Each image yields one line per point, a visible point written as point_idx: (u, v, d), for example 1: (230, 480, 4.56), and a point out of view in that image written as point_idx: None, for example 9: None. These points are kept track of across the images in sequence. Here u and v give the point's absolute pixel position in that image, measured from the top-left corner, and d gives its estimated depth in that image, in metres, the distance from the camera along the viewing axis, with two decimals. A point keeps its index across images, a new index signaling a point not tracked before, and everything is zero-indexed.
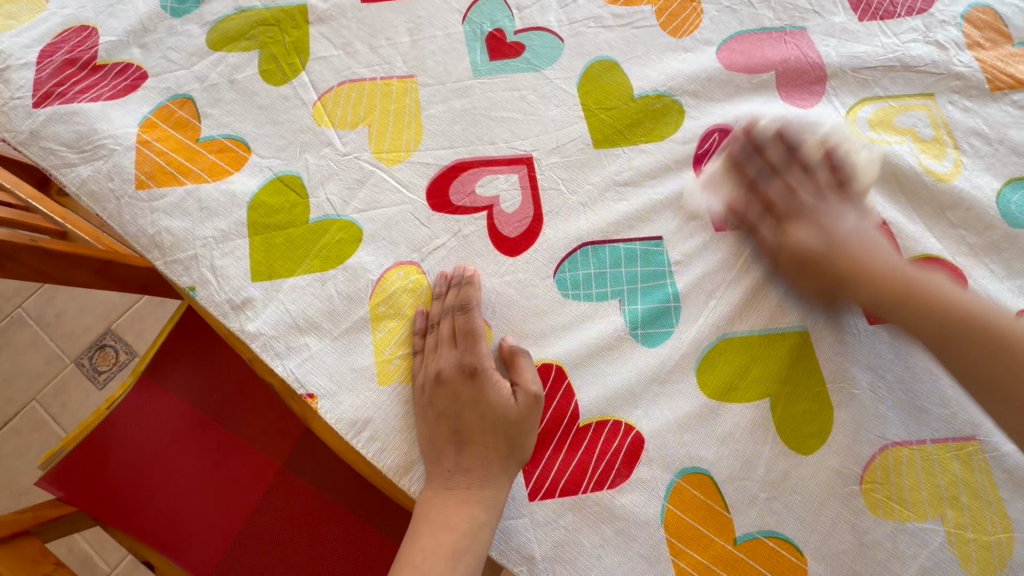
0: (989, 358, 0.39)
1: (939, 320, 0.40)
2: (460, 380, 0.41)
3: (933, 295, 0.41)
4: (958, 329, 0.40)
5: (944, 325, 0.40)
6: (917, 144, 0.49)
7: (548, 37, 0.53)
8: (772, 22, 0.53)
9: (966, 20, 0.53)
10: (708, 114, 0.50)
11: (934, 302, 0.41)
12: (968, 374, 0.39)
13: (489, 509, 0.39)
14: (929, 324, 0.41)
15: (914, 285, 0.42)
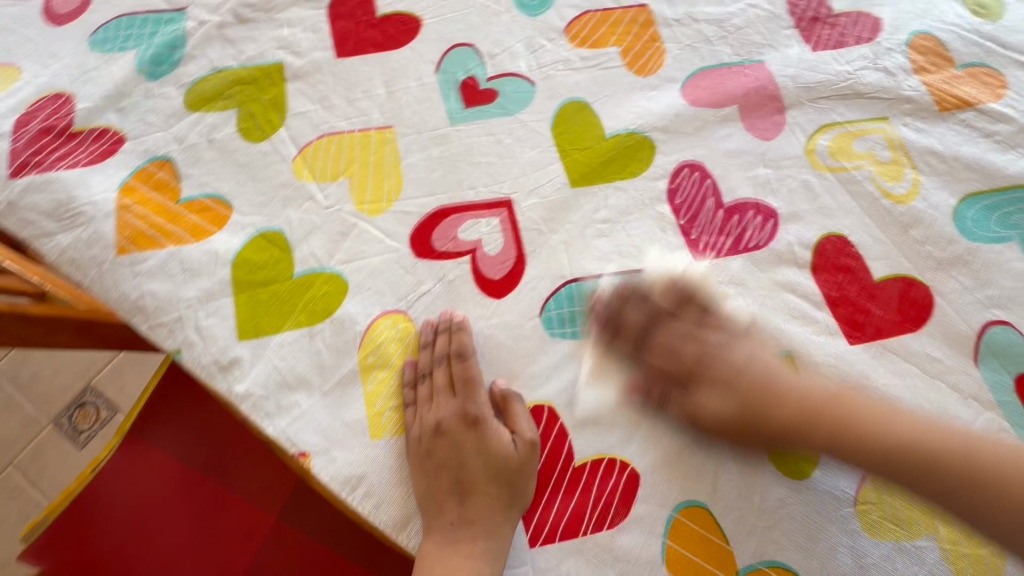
0: (973, 487, 0.34)
1: (903, 475, 0.36)
2: (461, 430, 0.42)
3: (865, 416, 0.38)
4: (904, 465, 0.36)
5: (912, 443, 0.36)
6: (876, 167, 0.52)
7: (520, 83, 0.55)
8: (731, 58, 0.56)
9: (910, 47, 0.57)
10: (678, 149, 0.52)
11: (893, 433, 0.37)
12: (971, 494, 0.34)
13: (493, 561, 0.38)
14: (870, 416, 0.38)
15: (848, 404, 0.38)
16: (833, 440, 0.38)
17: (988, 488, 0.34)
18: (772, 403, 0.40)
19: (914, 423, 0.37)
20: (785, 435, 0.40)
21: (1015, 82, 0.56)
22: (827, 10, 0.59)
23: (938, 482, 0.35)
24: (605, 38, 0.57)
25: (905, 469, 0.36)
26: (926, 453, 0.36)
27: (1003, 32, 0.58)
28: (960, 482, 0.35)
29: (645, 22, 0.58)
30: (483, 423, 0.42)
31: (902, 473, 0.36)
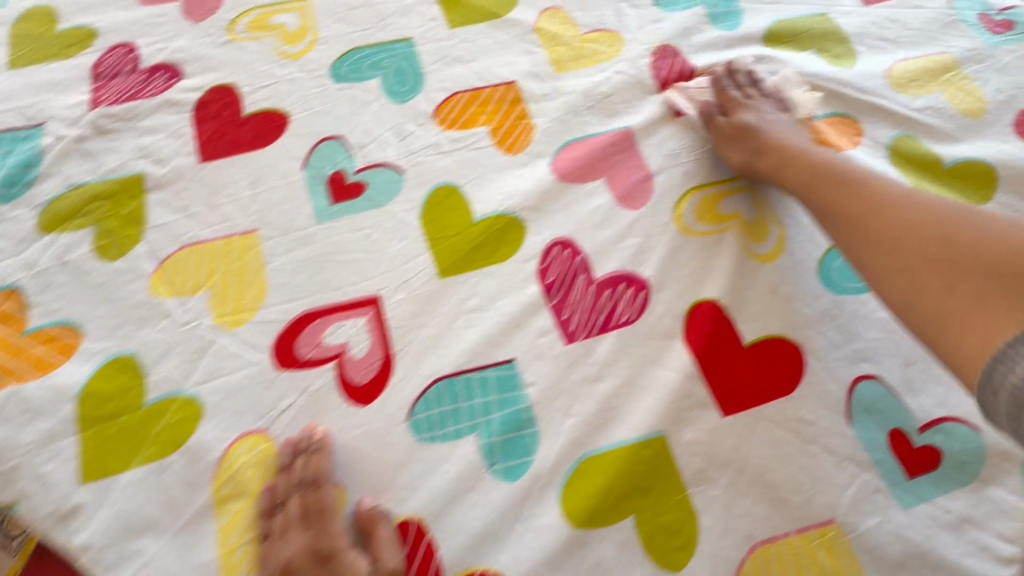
0: (979, 259, 0.41)
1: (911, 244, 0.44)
2: (314, 565, 0.40)
3: (932, 223, 0.44)
4: (912, 224, 0.44)
5: (926, 236, 0.44)
6: (741, 227, 0.53)
7: (388, 172, 0.54)
8: (598, 128, 0.57)
9: (767, 104, 0.59)
10: (548, 226, 0.52)
11: (926, 207, 0.45)
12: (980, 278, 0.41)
13: None
14: (906, 202, 0.46)
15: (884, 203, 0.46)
16: (881, 268, 0.44)
17: (986, 318, 0.39)
18: (835, 222, 0.48)
19: (960, 213, 0.44)
20: (833, 220, 0.48)
21: (870, 129, 0.58)
22: (689, 74, 0.61)
23: (934, 304, 0.42)
24: (474, 118, 0.57)
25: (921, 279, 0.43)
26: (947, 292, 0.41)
27: (859, 79, 0.60)
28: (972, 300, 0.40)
29: (513, 99, 0.59)
30: (340, 553, 0.40)
31: (894, 285, 0.44)
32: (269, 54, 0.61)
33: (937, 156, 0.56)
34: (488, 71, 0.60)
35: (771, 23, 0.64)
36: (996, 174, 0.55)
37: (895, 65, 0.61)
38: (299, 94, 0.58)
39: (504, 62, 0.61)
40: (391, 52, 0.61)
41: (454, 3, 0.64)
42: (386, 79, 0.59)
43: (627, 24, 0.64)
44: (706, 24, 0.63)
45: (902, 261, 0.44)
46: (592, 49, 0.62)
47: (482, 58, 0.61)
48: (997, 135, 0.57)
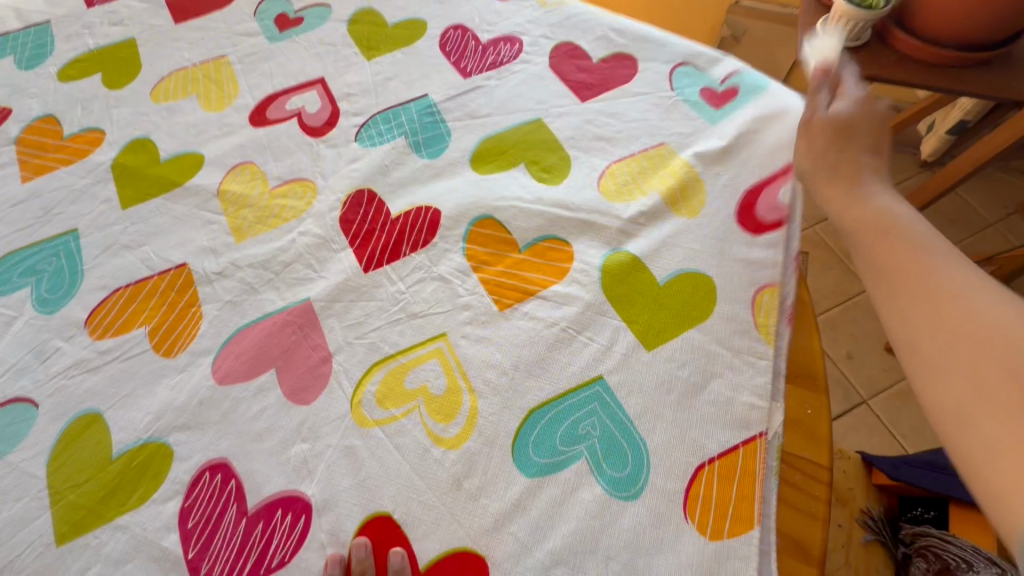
0: (946, 329, 0.35)
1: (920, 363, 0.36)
2: None
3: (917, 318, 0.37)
4: (908, 281, 0.38)
5: (967, 345, 0.34)
6: (428, 404, 0.45)
7: (19, 408, 0.46)
8: (275, 305, 0.50)
9: (468, 241, 0.53)
10: (200, 447, 0.44)
11: (873, 217, 0.43)
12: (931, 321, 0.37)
13: None
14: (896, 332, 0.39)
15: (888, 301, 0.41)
16: (902, 317, 0.38)
17: (948, 361, 0.34)
18: (862, 222, 0.43)
19: (893, 224, 0.42)
20: (891, 282, 0.39)
21: (581, 250, 0.52)
22: (385, 216, 0.55)
23: (956, 308, 0.36)
24: (133, 318, 0.50)
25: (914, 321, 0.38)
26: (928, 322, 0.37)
27: (569, 192, 0.55)
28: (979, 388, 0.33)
29: (183, 284, 0.52)
30: None
31: (932, 335, 0.36)
32: None
33: (651, 272, 0.51)
34: (158, 255, 0.54)
35: (480, 139, 0.60)
36: (715, 283, 0.50)
37: (607, 168, 0.57)
38: None
39: (179, 241, 0.55)
40: (50, 250, 0.54)
41: (132, 178, 0.59)
42: (37, 285, 0.52)
43: (322, 170, 0.58)
44: (409, 152, 0.59)
45: (948, 378, 0.34)
46: (280, 205, 0.56)
47: (155, 240, 0.55)
48: (717, 233, 0.52)
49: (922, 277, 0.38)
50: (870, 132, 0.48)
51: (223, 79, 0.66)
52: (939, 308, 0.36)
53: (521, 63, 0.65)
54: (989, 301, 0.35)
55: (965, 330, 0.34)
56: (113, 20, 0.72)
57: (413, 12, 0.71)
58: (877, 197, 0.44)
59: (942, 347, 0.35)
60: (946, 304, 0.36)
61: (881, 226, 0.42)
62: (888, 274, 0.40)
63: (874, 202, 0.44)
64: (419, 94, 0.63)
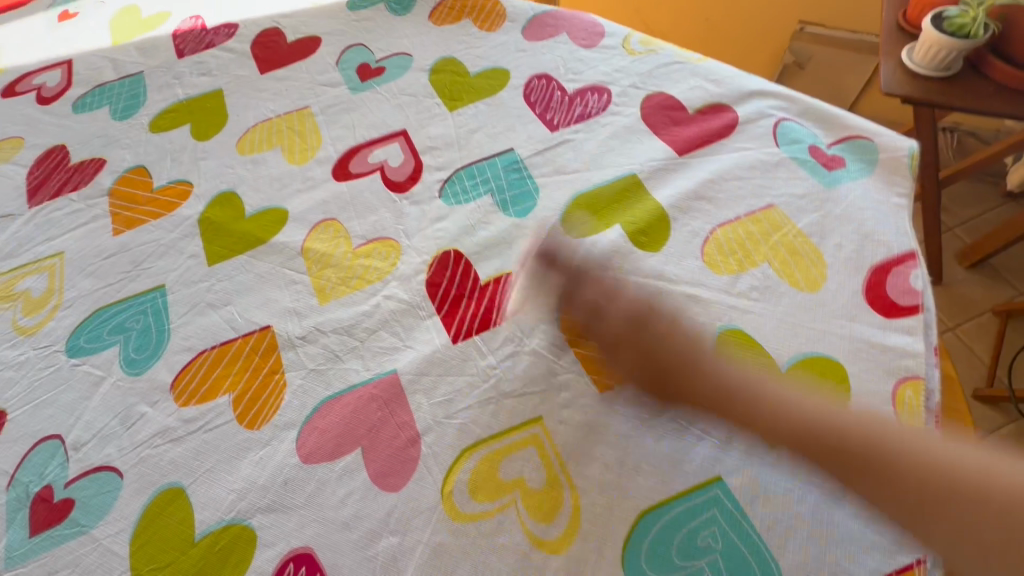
0: (854, 473, 0.40)
1: (749, 403, 0.43)
2: None
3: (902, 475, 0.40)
4: (847, 458, 0.41)
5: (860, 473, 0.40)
6: (525, 499, 0.42)
7: (104, 477, 0.45)
8: (360, 375, 0.48)
9: (563, 312, 0.49)
10: (283, 534, 0.42)
11: (796, 432, 0.42)
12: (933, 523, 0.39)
13: None
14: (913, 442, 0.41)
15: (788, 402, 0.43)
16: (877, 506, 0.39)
17: (922, 529, 0.38)
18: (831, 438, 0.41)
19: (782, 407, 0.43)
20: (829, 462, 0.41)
21: (688, 326, 0.48)
22: (473, 281, 0.52)
23: (854, 480, 0.40)
24: (217, 384, 0.49)
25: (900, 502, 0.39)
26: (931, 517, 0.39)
27: (669, 260, 0.51)
28: (812, 451, 0.41)
29: (266, 348, 0.50)
30: None
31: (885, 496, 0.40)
32: (4, 331, 0.54)
33: (771, 355, 0.45)
34: (242, 316, 0.52)
35: (570, 198, 0.56)
36: (846, 370, 0.44)
37: (712, 233, 0.52)
38: (23, 382, 0.51)
39: (262, 301, 0.53)
40: (139, 306, 0.54)
41: (217, 232, 0.58)
42: (125, 343, 0.52)
43: (406, 228, 0.56)
44: (497, 211, 0.56)
45: (890, 511, 0.39)
46: (364, 265, 0.54)
47: (239, 299, 0.53)
48: (843, 311, 0.47)
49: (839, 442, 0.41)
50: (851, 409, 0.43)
51: (307, 130, 0.66)
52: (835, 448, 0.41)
53: (610, 114, 0.62)
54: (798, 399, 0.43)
55: (837, 453, 0.41)
56: (201, 70, 0.73)
57: (495, 61, 0.69)
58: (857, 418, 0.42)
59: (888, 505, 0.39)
60: (856, 467, 0.41)
61: (837, 427, 0.42)
62: (864, 469, 0.41)
63: (835, 418, 0.42)
64: (505, 148, 0.61)
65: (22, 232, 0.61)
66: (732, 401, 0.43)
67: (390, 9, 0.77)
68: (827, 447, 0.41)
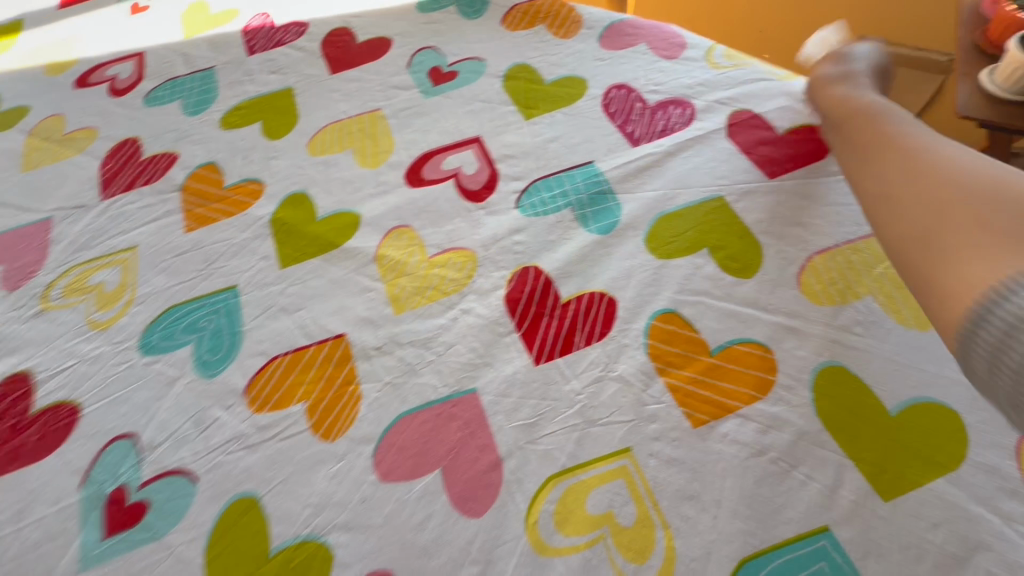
0: (931, 187, 0.39)
1: (886, 157, 0.45)
2: None
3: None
4: (929, 186, 0.40)
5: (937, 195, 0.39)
6: (615, 536, 0.39)
7: (178, 481, 0.45)
8: (438, 392, 0.46)
9: (651, 338, 0.47)
10: (361, 555, 0.40)
11: (942, 166, 0.40)
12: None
13: None
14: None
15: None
16: (896, 229, 0.40)
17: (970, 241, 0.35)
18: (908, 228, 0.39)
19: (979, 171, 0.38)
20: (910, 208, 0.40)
21: (788, 360, 0.45)
22: (553, 299, 0.50)
23: (899, 229, 0.40)
24: (291, 391, 0.48)
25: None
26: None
27: (763, 288, 0.49)
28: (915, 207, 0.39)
29: (341, 357, 0.49)
30: None
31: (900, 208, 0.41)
32: (78, 324, 0.54)
33: (878, 398, 0.42)
34: (316, 322, 0.51)
35: (654, 217, 0.54)
36: (963, 420, 0.41)
37: (809, 261, 0.50)
38: (97, 377, 0.50)
39: (336, 308, 0.52)
40: (211, 306, 0.54)
41: (290, 234, 0.57)
42: (198, 344, 0.51)
43: (483, 239, 0.55)
44: (577, 227, 0.54)
45: (905, 222, 0.40)
46: (439, 276, 0.53)
47: (312, 304, 0.52)
48: None
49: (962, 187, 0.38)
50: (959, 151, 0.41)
51: (378, 133, 0.65)
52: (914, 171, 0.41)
53: (695, 130, 0.60)
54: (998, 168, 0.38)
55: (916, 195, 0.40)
56: (271, 68, 0.73)
57: (572, 70, 0.67)
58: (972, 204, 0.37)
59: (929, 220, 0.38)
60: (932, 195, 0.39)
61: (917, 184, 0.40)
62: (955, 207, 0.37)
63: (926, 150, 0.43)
64: (584, 161, 0.59)
65: (95, 224, 0.61)
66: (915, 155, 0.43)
67: (461, 12, 0.75)
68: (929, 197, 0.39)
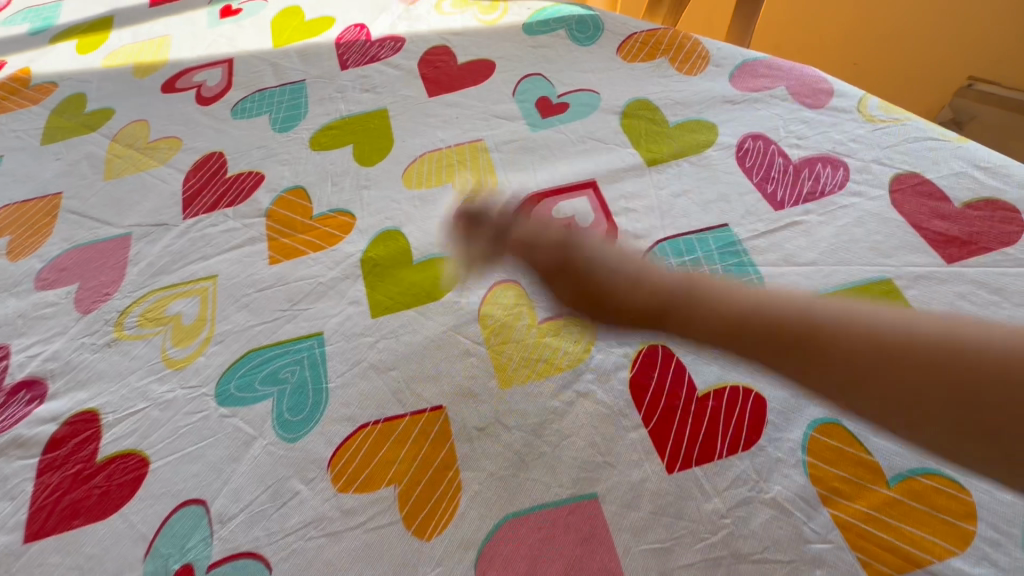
0: (927, 383, 0.36)
1: (897, 376, 0.37)
2: None
3: (928, 354, 0.36)
4: (907, 371, 0.37)
5: (905, 372, 0.37)
6: None
7: (251, 567, 0.39)
8: (552, 493, 0.40)
9: (810, 454, 0.40)
10: None
11: (873, 334, 0.38)
12: (885, 407, 0.37)
13: None
14: (858, 332, 0.39)
15: (818, 330, 0.39)
16: (873, 406, 0.37)
17: (918, 413, 0.36)
18: (843, 344, 0.38)
19: (946, 352, 0.36)
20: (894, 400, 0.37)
21: (993, 507, 0.36)
22: (687, 390, 0.43)
23: (897, 416, 0.37)
24: (380, 471, 0.42)
25: (908, 411, 0.36)
26: (888, 406, 0.37)
27: None
28: (904, 379, 0.37)
29: (438, 435, 0.43)
30: None
31: (872, 399, 0.37)
32: (152, 359, 0.49)
33: None
34: (409, 387, 0.45)
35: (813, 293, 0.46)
36: None
37: None
38: (168, 427, 0.46)
39: (432, 372, 0.46)
40: (295, 355, 0.48)
41: (382, 277, 0.52)
42: (280, 399, 0.46)
43: None
44: None
45: (868, 398, 0.37)
46: (551, 347, 0.46)
47: (406, 364, 0.46)
48: None
49: (896, 356, 0.37)
50: (874, 321, 0.39)
51: (480, 168, 0.59)
52: (850, 359, 0.38)
53: (851, 195, 0.51)
54: (874, 325, 0.39)
55: (867, 380, 0.37)
56: (365, 85, 0.68)
57: (700, 111, 0.60)
58: (850, 328, 0.39)
59: (924, 392, 0.36)
60: (847, 369, 0.38)
61: (819, 349, 0.39)
62: (857, 389, 0.38)
63: (838, 345, 0.39)
64: (719, 223, 0.51)
65: (175, 246, 0.57)
66: (871, 336, 0.38)
67: (572, 37, 0.69)
68: (859, 376, 0.38)
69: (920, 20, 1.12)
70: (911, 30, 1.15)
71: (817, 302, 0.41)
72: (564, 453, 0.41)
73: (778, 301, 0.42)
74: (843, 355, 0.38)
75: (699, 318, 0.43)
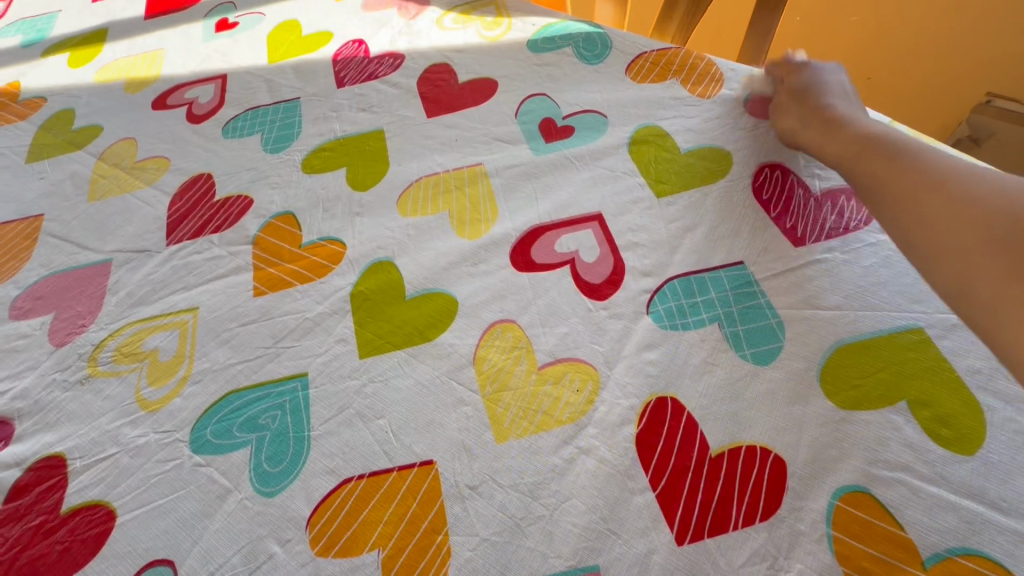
0: (973, 221, 0.38)
1: (940, 201, 0.40)
2: None
3: (964, 193, 0.39)
4: (946, 210, 0.40)
5: (968, 218, 0.38)
6: None
7: None
8: (549, 564, 0.36)
9: (836, 528, 0.36)
10: None
11: (937, 175, 0.42)
12: (969, 271, 0.37)
13: None
14: (922, 178, 0.42)
15: (892, 154, 0.45)
16: (935, 247, 0.39)
17: (971, 259, 0.37)
18: (901, 182, 0.43)
19: (994, 192, 0.38)
20: (933, 262, 0.39)
21: None
22: (699, 449, 0.39)
23: (961, 275, 0.37)
24: (362, 533, 0.38)
25: (967, 242, 0.38)
26: (992, 268, 0.36)
27: (995, 476, 0.36)
28: (969, 247, 0.37)
29: (427, 493, 0.39)
30: None
31: (925, 230, 0.40)
32: (125, 400, 0.46)
33: None
34: (397, 438, 0.42)
35: (837, 345, 0.42)
36: None
37: None
38: (137, 476, 0.42)
39: (422, 421, 0.43)
40: (276, 398, 0.45)
41: (373, 313, 0.49)
42: (258, 448, 0.43)
43: (606, 350, 0.44)
44: (727, 349, 0.43)
45: (947, 271, 0.38)
46: (551, 395, 0.43)
47: (394, 412, 0.43)
48: None
49: (961, 199, 0.39)
50: (926, 154, 0.44)
51: (479, 195, 0.55)
52: (930, 229, 0.40)
53: (877, 232, 0.48)
54: (985, 187, 0.39)
55: (932, 227, 0.40)
56: (361, 104, 0.65)
57: (713, 138, 0.56)
58: (925, 202, 0.41)
59: (969, 259, 0.37)
60: (948, 224, 0.39)
61: (891, 175, 0.44)
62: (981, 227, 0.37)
63: (921, 155, 0.44)
64: (734, 261, 0.48)
65: (156, 274, 0.54)
66: (943, 193, 0.40)
67: (579, 55, 0.66)
68: (1001, 236, 0.36)
69: (938, 33, 1.06)
70: (928, 45, 1.09)
71: (912, 153, 0.44)
72: (549, 498, 0.38)
73: (916, 158, 0.44)
74: (902, 231, 0.42)
75: (887, 225, 0.43)
